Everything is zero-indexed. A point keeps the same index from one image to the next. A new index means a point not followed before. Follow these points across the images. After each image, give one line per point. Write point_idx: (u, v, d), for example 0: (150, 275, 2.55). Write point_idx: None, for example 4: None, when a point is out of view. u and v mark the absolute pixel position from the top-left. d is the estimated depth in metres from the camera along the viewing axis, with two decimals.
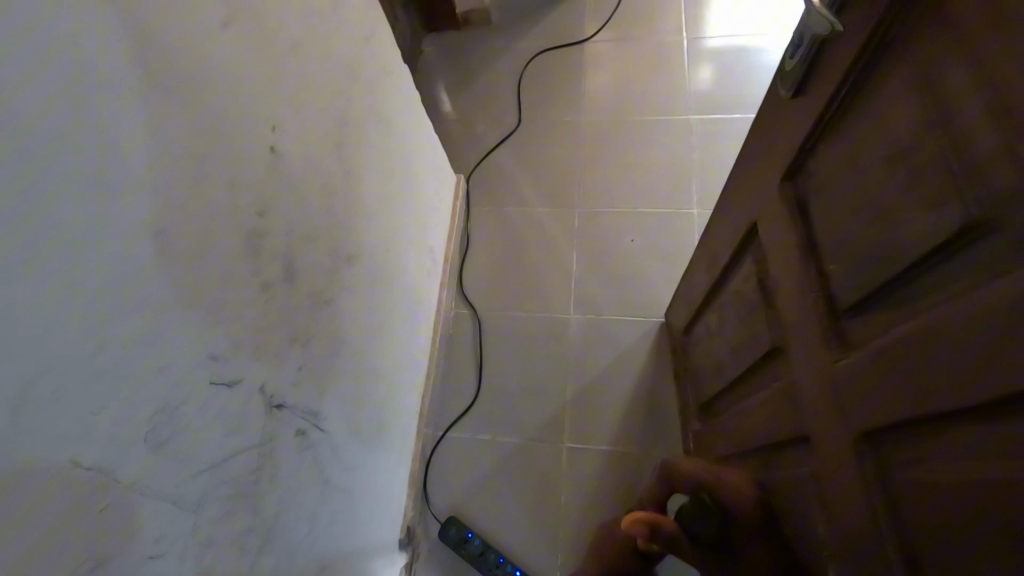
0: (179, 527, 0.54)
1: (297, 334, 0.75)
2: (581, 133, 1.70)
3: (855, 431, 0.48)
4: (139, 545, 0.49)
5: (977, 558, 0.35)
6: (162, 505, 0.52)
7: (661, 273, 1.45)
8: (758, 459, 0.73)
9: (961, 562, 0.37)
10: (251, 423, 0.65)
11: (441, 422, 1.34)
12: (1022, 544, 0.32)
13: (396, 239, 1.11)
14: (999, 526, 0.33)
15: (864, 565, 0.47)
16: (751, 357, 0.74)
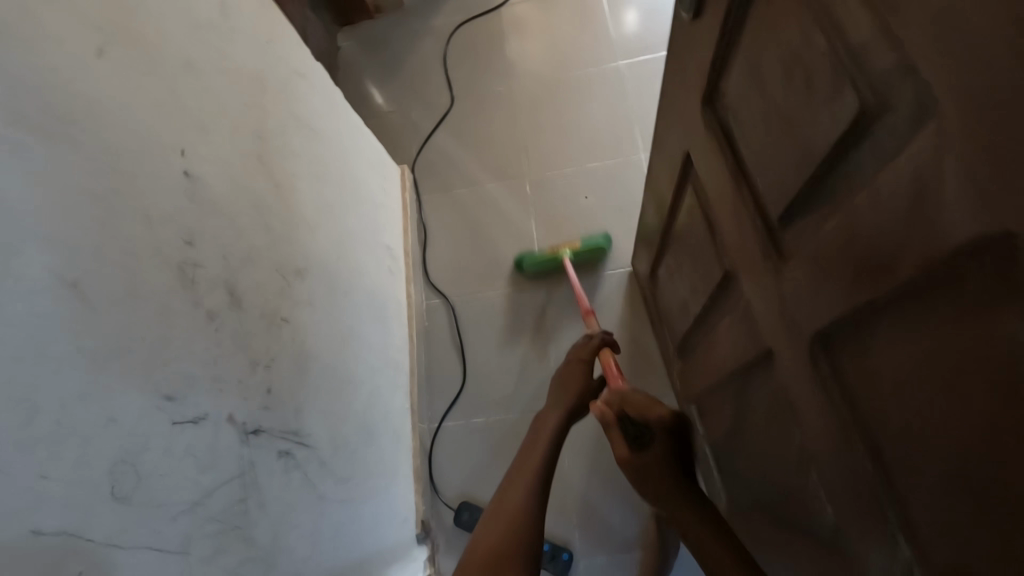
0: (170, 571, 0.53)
1: (259, 358, 0.73)
2: (518, 99, 1.67)
3: (804, 338, 0.48)
4: None
5: (935, 432, 0.36)
6: (146, 553, 0.51)
7: (622, 224, 1.45)
8: (735, 383, 0.74)
9: (919, 440, 0.38)
10: (226, 455, 0.64)
11: (435, 414, 1.35)
12: (968, 411, 0.32)
13: (347, 242, 1.09)
14: (948, 398, 0.34)
15: (838, 462, 0.48)
16: (709, 288, 0.74)
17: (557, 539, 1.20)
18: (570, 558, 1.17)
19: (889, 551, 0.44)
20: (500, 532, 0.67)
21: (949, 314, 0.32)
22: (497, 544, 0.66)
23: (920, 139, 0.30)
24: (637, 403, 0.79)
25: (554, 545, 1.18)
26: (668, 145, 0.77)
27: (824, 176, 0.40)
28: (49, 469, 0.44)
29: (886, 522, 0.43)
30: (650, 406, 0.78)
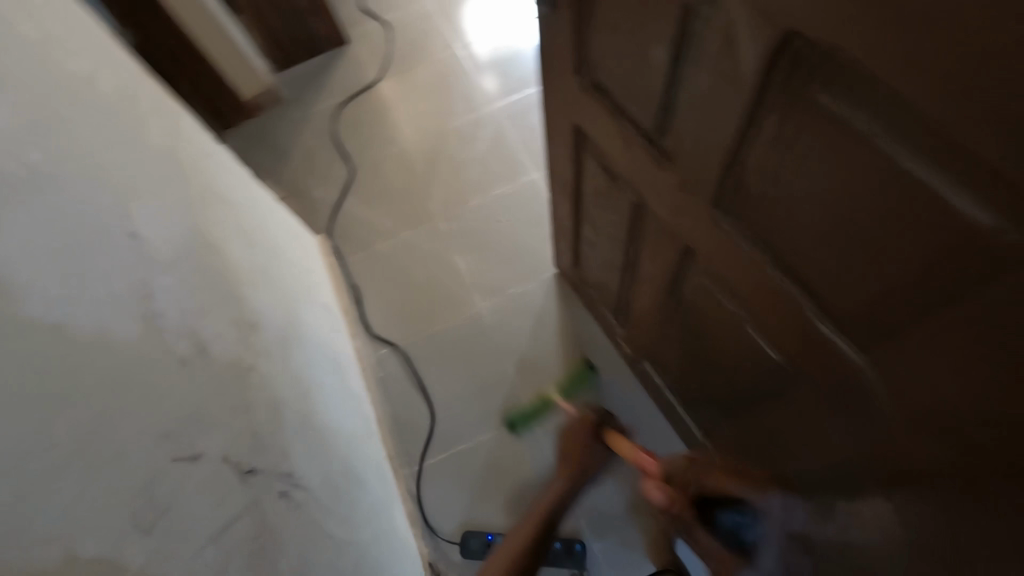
0: None
1: (237, 403, 0.74)
2: (412, 155, 1.81)
3: (706, 208, 0.61)
4: None
5: (805, 215, 0.49)
6: None
7: (536, 236, 1.59)
8: (670, 300, 0.86)
9: (799, 232, 0.51)
10: (231, 493, 0.63)
11: (412, 457, 1.34)
12: (815, 181, 0.46)
13: (287, 302, 1.11)
14: (803, 181, 0.47)
15: (762, 293, 0.61)
16: (624, 230, 0.88)
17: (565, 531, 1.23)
18: (583, 546, 1.19)
19: (820, 340, 0.56)
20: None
21: (781, 118, 0.46)
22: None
23: (722, 10, 0.44)
24: (710, 483, 0.78)
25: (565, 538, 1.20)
26: (557, 129, 0.91)
27: (676, 73, 0.54)
28: (78, 496, 0.43)
29: (808, 313, 0.55)
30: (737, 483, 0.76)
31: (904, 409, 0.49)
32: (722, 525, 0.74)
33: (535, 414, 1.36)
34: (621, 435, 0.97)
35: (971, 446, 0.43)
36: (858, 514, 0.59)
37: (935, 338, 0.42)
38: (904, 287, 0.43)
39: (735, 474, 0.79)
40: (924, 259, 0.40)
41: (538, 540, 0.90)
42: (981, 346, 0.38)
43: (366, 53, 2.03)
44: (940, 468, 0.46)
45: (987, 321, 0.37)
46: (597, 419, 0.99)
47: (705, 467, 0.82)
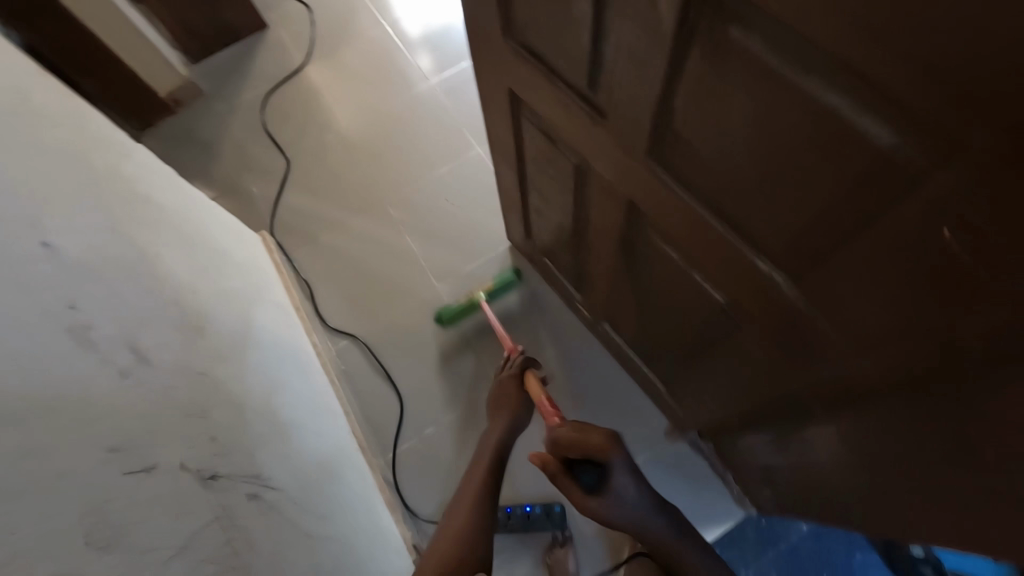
0: None
1: (190, 410, 0.71)
2: (349, 140, 1.74)
3: (643, 162, 0.62)
4: None
5: (733, 159, 0.50)
6: None
7: (486, 211, 1.58)
8: (620, 258, 0.88)
9: (727, 176, 0.53)
10: (194, 501, 0.61)
11: (384, 445, 1.33)
12: (739, 124, 0.47)
13: (234, 302, 1.06)
14: (727, 126, 0.49)
15: (704, 241, 0.63)
16: (569, 193, 0.88)
17: (543, 496, 1.27)
18: (563, 508, 1.24)
19: (760, 278, 0.59)
20: (454, 547, 0.77)
21: (702, 64, 0.46)
22: (458, 557, 0.75)
23: None
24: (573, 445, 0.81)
25: (544, 503, 1.24)
26: (493, 98, 0.90)
27: (600, 28, 0.54)
28: (19, 522, 0.41)
29: (746, 255, 0.58)
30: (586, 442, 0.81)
31: (847, 328, 0.52)
32: (580, 478, 0.81)
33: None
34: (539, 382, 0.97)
35: (917, 346, 0.46)
36: (845, 421, 0.64)
37: (864, 259, 0.45)
38: (831, 215, 0.45)
39: (585, 429, 0.82)
40: (847, 184, 0.42)
41: (486, 485, 0.88)
42: (909, 257, 0.41)
43: (289, 36, 1.93)
44: (896, 369, 0.51)
45: (911, 233, 0.40)
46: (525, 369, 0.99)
47: (564, 425, 0.84)
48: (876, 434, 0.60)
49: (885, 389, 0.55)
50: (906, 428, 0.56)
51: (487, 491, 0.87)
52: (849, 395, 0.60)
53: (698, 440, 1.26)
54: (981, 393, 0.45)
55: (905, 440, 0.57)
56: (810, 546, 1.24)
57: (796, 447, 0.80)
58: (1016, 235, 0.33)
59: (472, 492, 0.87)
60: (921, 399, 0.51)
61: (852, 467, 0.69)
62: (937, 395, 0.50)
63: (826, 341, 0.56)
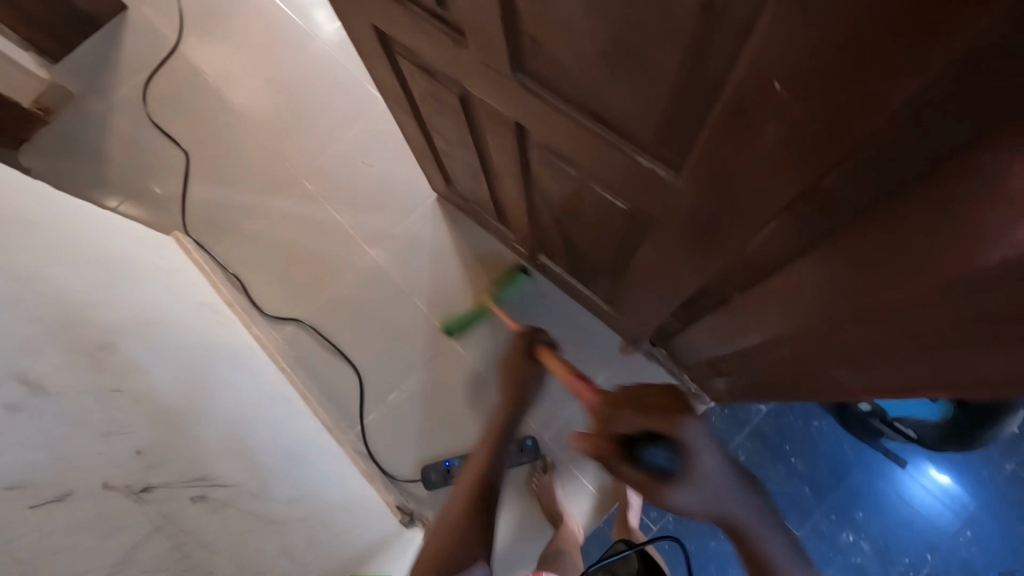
0: None
1: (107, 428, 0.67)
2: (247, 117, 1.62)
3: (512, 76, 0.59)
4: None
5: (586, 51, 0.48)
6: None
7: (406, 168, 1.51)
8: (530, 184, 0.86)
9: (588, 71, 0.50)
10: (125, 519, 0.60)
11: (352, 420, 1.32)
12: (578, 16, 0.44)
13: (149, 310, 1.00)
14: (569, 19, 0.46)
15: (591, 150, 0.60)
16: (465, 128, 0.84)
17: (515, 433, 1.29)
18: (536, 441, 1.28)
19: (645, 176, 0.57)
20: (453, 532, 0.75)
21: None
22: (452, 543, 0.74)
23: None
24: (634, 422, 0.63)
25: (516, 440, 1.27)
26: (364, 40, 0.83)
27: None
28: None
29: (629, 153, 0.56)
30: (647, 414, 0.63)
31: (731, 211, 0.52)
32: (645, 463, 0.61)
33: (456, 342, 1.37)
34: (555, 355, 0.88)
35: (794, 205, 0.47)
36: (760, 300, 0.66)
37: (723, 134, 0.44)
38: (688, 88, 0.44)
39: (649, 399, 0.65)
40: (689, 50, 0.40)
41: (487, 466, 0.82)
42: (758, 123, 0.41)
43: (154, 14, 1.74)
44: (784, 232, 0.52)
45: (750, 91, 0.39)
46: (530, 335, 0.93)
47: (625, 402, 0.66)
48: (781, 304, 0.63)
49: (782, 255, 0.56)
50: (803, 294, 0.58)
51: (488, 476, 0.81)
52: (754, 267, 0.62)
53: (652, 349, 1.28)
54: (852, 241, 0.47)
55: (803, 304, 0.59)
56: (771, 424, 1.34)
57: (728, 334, 0.83)
58: (830, 64, 0.32)
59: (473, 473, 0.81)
60: (807, 261, 0.53)
61: (772, 340, 0.72)
62: (825, 254, 0.50)
63: (721, 228, 0.56)
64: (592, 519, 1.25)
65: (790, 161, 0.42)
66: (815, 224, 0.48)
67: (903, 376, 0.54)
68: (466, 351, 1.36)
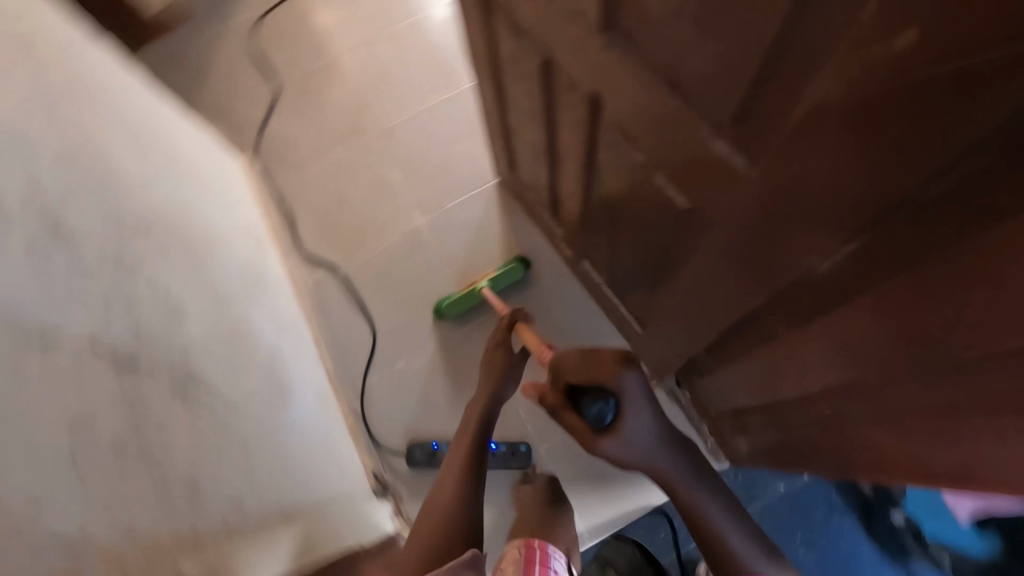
0: (84, 490, 0.49)
1: (112, 294, 0.67)
2: (339, 66, 1.65)
3: (601, 36, 0.55)
4: (44, 514, 0.44)
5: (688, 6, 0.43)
6: (43, 469, 0.45)
7: (474, 148, 1.50)
8: (591, 172, 0.82)
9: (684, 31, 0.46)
10: (103, 382, 0.58)
11: (355, 376, 1.30)
12: None
13: (194, 211, 1.02)
14: None
15: (665, 131, 0.56)
16: (540, 102, 0.81)
17: (510, 434, 1.24)
18: (530, 449, 1.21)
19: (715, 161, 0.51)
20: (444, 516, 0.90)
21: None
22: (442, 523, 0.90)
23: None
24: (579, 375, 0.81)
25: (509, 442, 1.21)
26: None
27: None
28: None
29: (704, 134, 0.51)
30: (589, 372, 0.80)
31: (808, 215, 0.45)
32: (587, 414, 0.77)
33: (476, 330, 1.33)
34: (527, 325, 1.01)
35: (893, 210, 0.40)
36: (807, 332, 0.59)
37: (817, 112, 0.38)
38: (789, 41, 0.38)
39: (591, 358, 0.82)
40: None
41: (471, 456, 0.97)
42: (848, 106, 0.36)
43: None
44: (869, 248, 0.44)
45: (850, 66, 0.34)
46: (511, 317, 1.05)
47: (572, 358, 0.83)
48: (851, 341, 0.54)
49: (858, 279, 0.48)
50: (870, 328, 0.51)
51: (473, 463, 0.97)
52: (818, 294, 0.54)
53: (675, 388, 1.17)
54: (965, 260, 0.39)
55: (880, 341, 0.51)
56: (787, 505, 1.21)
57: (761, 374, 0.75)
58: (959, 31, 0.27)
59: (459, 465, 0.96)
60: (898, 284, 0.45)
61: (829, 386, 0.63)
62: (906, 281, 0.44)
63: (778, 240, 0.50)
64: (616, 519, 1.19)
65: (898, 149, 0.35)
66: (913, 237, 0.41)
67: (1012, 435, 0.45)
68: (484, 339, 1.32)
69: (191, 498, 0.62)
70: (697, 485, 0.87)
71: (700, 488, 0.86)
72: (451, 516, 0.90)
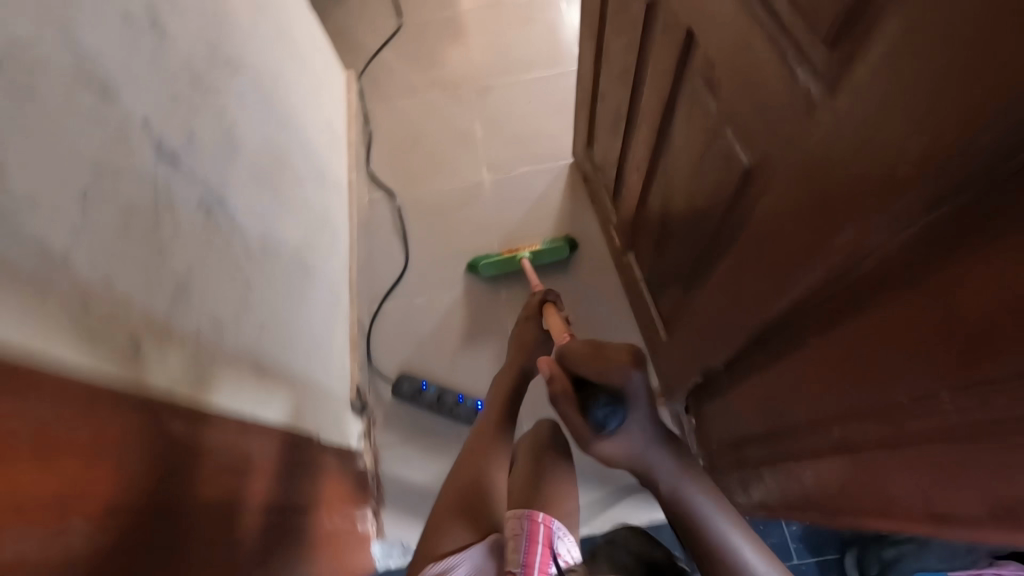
0: (82, 226, 0.50)
1: (180, 94, 0.69)
2: (462, 20, 1.70)
3: None
4: (37, 221, 0.44)
5: None
6: (52, 184, 0.46)
7: (561, 125, 1.50)
8: (660, 137, 0.78)
9: None
10: (139, 155, 0.59)
11: (375, 296, 1.32)
12: None
13: (283, 82, 1.06)
14: None
15: (740, 68, 0.52)
16: (633, 54, 0.79)
17: None
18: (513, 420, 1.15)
19: (785, 99, 0.46)
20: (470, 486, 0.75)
21: None
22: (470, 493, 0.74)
23: None
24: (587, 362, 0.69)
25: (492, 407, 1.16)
26: None
27: None
28: None
29: (786, 64, 0.44)
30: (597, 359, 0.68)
31: (854, 195, 0.42)
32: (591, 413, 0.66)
33: (505, 299, 1.29)
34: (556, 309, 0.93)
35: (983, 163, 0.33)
36: (838, 335, 0.55)
37: (908, 34, 0.33)
38: None
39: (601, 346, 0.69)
40: None
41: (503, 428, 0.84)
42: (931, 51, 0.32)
43: None
44: (964, 211, 0.37)
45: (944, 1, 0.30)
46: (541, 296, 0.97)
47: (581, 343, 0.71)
48: (919, 341, 0.46)
49: (917, 262, 0.43)
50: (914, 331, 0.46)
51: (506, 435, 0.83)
52: (886, 274, 0.47)
53: (683, 411, 1.07)
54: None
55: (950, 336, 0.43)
56: None
57: (778, 388, 0.69)
58: None
59: (490, 436, 0.82)
60: (992, 264, 0.37)
61: (857, 405, 0.56)
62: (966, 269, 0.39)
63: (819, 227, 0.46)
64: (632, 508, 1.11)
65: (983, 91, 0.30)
66: (1000, 206, 0.35)
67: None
68: (507, 302, 1.28)
69: (174, 298, 0.63)
70: (693, 482, 0.74)
71: (698, 486, 0.73)
72: (478, 487, 0.74)
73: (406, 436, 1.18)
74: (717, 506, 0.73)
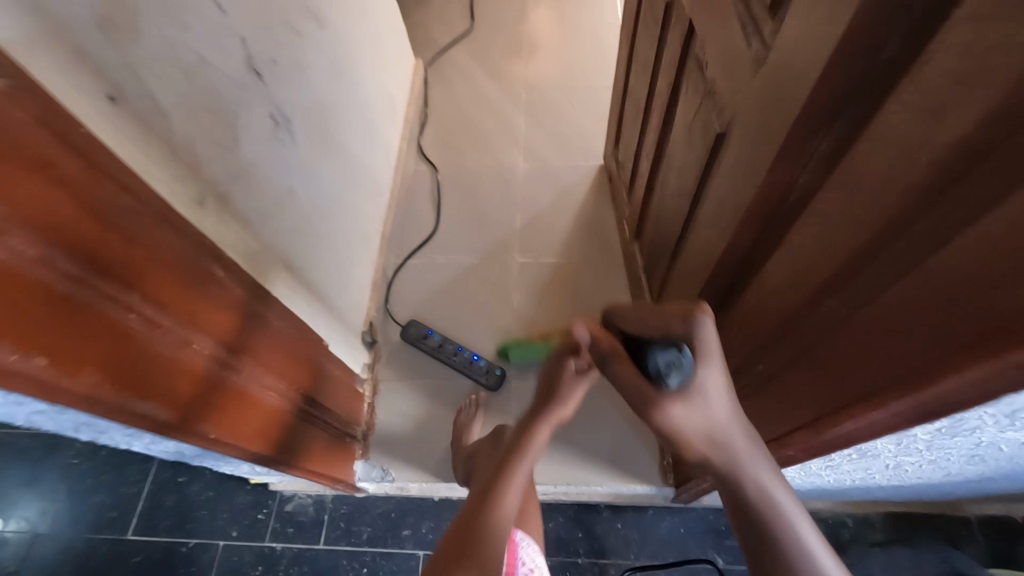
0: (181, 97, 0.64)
1: (273, 27, 0.85)
2: (527, 28, 1.86)
3: None
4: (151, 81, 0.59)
5: None
6: (167, 59, 0.61)
7: (598, 129, 1.62)
8: (666, 120, 0.88)
9: None
10: (233, 61, 0.74)
11: (402, 251, 1.45)
12: None
13: (358, 46, 1.23)
14: None
15: (723, 45, 0.61)
16: (654, 48, 0.90)
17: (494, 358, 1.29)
18: (503, 374, 1.25)
19: (746, 65, 0.56)
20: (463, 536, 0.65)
21: None
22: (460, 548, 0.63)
23: None
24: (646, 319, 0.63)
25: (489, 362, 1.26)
26: None
27: None
28: None
29: (747, 38, 0.55)
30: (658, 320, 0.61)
31: (771, 127, 0.50)
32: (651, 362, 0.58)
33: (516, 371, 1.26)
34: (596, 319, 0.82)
35: (844, 103, 0.42)
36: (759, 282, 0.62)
37: None
38: None
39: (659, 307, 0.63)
40: None
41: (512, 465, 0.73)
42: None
43: None
44: (829, 156, 0.47)
45: None
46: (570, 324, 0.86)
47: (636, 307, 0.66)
48: (791, 280, 0.54)
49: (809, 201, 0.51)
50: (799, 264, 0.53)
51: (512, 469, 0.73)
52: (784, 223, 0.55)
53: None
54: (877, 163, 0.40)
55: (810, 275, 0.51)
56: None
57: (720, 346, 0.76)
58: None
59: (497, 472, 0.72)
60: (835, 203, 0.46)
61: (763, 344, 0.63)
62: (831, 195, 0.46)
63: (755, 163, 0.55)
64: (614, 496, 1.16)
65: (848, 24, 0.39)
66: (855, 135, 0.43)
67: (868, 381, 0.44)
68: (518, 275, 1.39)
69: (234, 178, 0.77)
70: (762, 463, 0.55)
71: (768, 468, 0.55)
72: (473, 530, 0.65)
73: (404, 374, 1.28)
74: (796, 507, 0.53)
